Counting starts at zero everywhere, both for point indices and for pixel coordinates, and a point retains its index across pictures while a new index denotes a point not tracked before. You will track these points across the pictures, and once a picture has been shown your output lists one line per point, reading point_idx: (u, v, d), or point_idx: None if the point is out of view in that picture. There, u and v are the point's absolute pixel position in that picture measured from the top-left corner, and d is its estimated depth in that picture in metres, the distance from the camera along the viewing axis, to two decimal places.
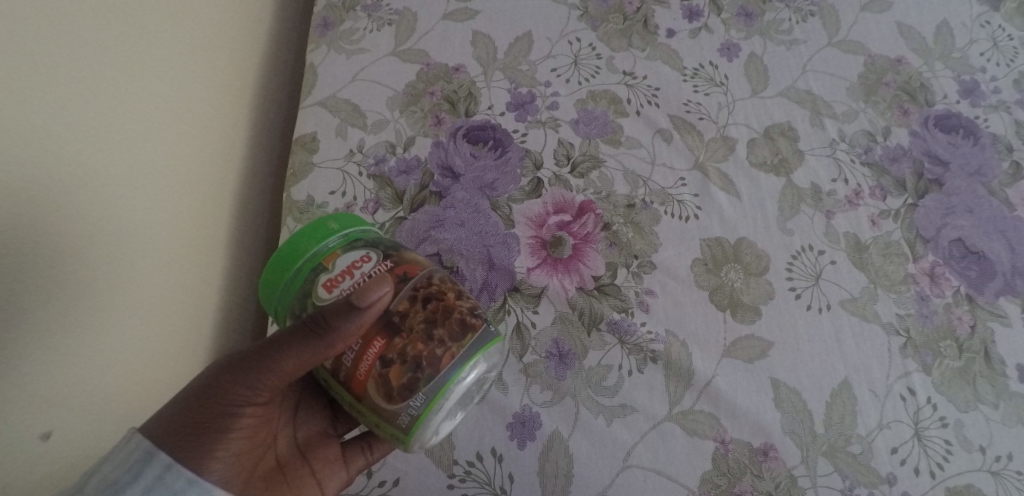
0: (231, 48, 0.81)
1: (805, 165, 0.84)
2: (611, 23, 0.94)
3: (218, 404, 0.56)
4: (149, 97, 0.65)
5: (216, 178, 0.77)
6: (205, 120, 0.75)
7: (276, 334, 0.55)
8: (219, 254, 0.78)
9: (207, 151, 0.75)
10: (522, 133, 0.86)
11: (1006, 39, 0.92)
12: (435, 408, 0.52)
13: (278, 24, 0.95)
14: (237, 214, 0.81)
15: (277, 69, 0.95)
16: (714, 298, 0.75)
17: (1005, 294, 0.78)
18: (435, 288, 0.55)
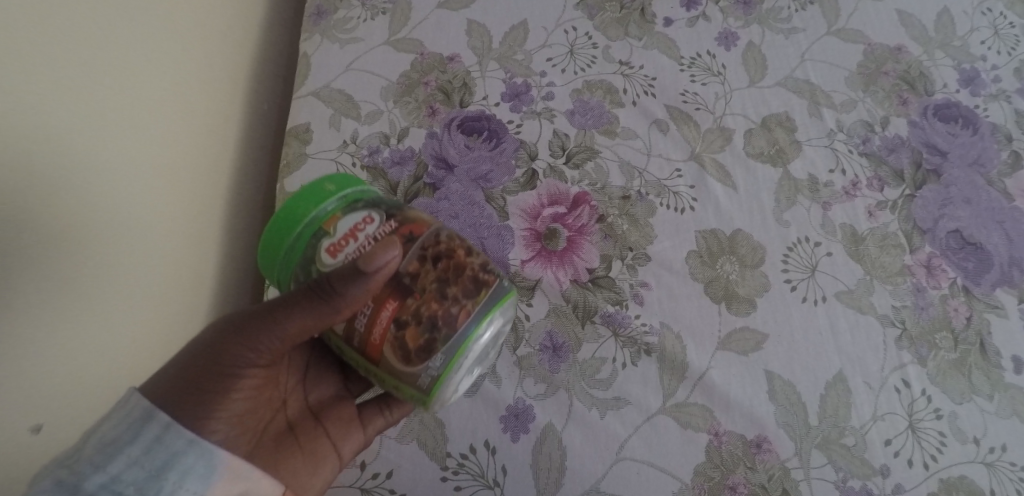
0: (225, 31, 0.81)
1: (803, 155, 0.84)
2: (607, 11, 0.93)
3: (219, 365, 0.55)
4: (148, 86, 0.67)
5: (214, 164, 0.78)
6: (200, 105, 0.75)
7: (280, 295, 0.55)
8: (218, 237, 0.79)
9: (205, 138, 0.76)
10: (516, 124, 0.86)
11: (1008, 27, 0.91)
12: (454, 367, 0.52)
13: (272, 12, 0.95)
14: (235, 196, 0.82)
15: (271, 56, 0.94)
16: (708, 290, 0.75)
17: (1001, 285, 0.77)
18: (443, 246, 0.54)
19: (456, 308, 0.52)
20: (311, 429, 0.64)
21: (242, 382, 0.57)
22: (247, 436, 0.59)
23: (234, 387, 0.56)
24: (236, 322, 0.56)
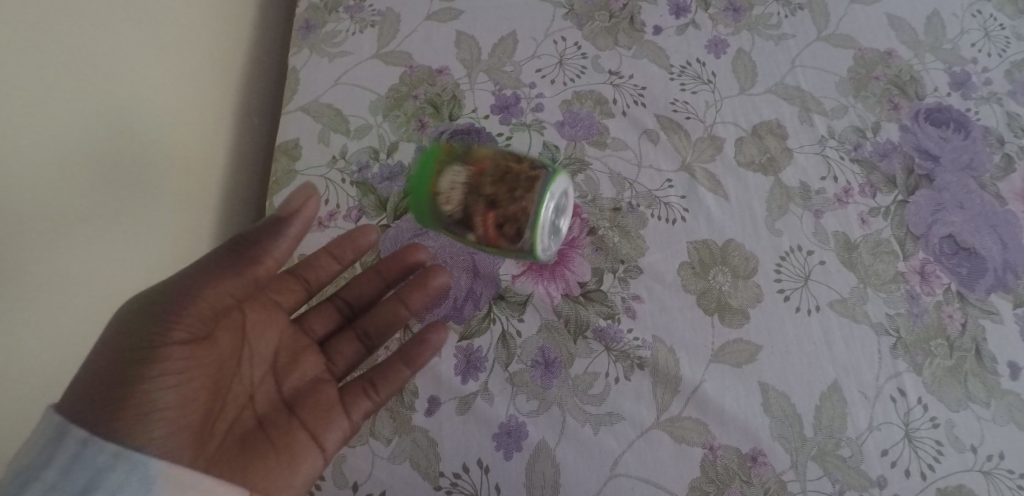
0: (202, 15, 0.81)
1: (794, 163, 0.83)
2: (596, 21, 0.93)
3: (145, 352, 0.56)
4: (104, 87, 0.69)
5: (186, 163, 0.80)
6: (174, 105, 0.77)
7: (190, 275, 0.60)
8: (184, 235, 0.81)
9: (177, 138, 0.78)
10: (506, 137, 0.86)
11: (998, 28, 0.90)
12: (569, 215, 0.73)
13: (265, 26, 0.95)
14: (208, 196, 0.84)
15: (265, 68, 0.95)
16: (701, 302, 0.74)
17: (997, 290, 0.77)
18: None
19: None
20: (284, 422, 0.63)
21: (174, 371, 0.57)
22: (195, 436, 0.59)
23: (160, 378, 0.57)
24: (157, 307, 0.58)
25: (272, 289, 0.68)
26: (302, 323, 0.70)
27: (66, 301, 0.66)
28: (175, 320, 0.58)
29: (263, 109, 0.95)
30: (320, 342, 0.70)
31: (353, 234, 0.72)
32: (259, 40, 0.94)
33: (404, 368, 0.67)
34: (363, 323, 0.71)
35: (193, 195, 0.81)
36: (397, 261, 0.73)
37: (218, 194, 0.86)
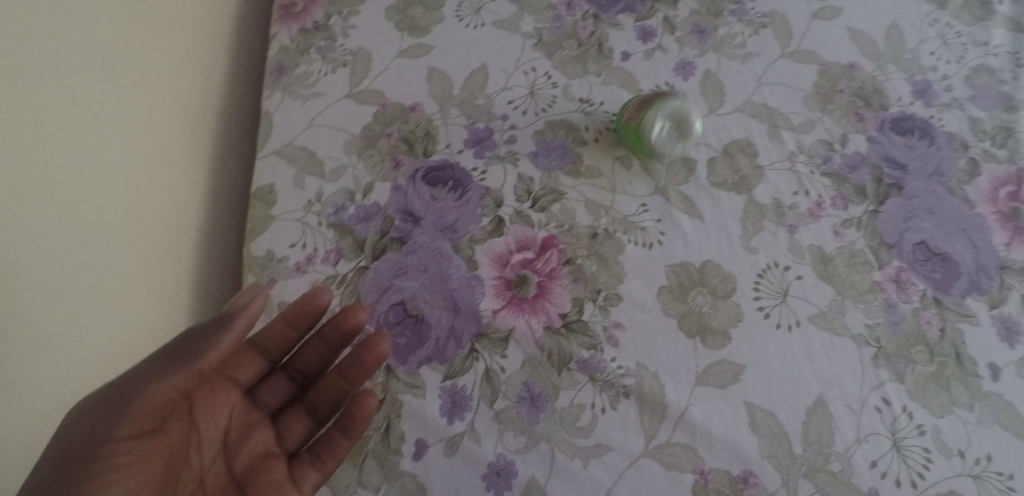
0: (199, 42, 0.86)
1: (766, 180, 0.84)
2: (565, 49, 0.93)
3: (88, 451, 0.57)
4: (122, 95, 0.72)
5: (180, 189, 0.81)
6: (172, 127, 0.80)
7: (135, 371, 0.60)
8: (175, 268, 0.81)
9: (173, 161, 0.80)
10: (481, 170, 0.86)
11: (955, 36, 0.92)
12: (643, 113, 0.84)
13: (235, 65, 0.94)
14: (197, 234, 0.84)
15: (240, 106, 0.95)
16: (682, 325, 0.75)
17: (971, 293, 0.78)
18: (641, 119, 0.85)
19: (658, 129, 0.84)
20: None
21: (119, 460, 0.57)
22: None
23: (106, 474, 0.56)
24: (98, 406, 0.58)
25: (227, 366, 0.66)
26: (253, 396, 0.68)
27: (59, 331, 0.66)
28: (118, 417, 0.58)
29: (229, 137, 0.92)
30: (272, 413, 0.69)
31: (303, 302, 0.68)
32: (233, 79, 0.93)
33: (345, 440, 0.67)
34: (312, 397, 0.69)
35: (181, 225, 0.82)
36: (336, 329, 0.69)
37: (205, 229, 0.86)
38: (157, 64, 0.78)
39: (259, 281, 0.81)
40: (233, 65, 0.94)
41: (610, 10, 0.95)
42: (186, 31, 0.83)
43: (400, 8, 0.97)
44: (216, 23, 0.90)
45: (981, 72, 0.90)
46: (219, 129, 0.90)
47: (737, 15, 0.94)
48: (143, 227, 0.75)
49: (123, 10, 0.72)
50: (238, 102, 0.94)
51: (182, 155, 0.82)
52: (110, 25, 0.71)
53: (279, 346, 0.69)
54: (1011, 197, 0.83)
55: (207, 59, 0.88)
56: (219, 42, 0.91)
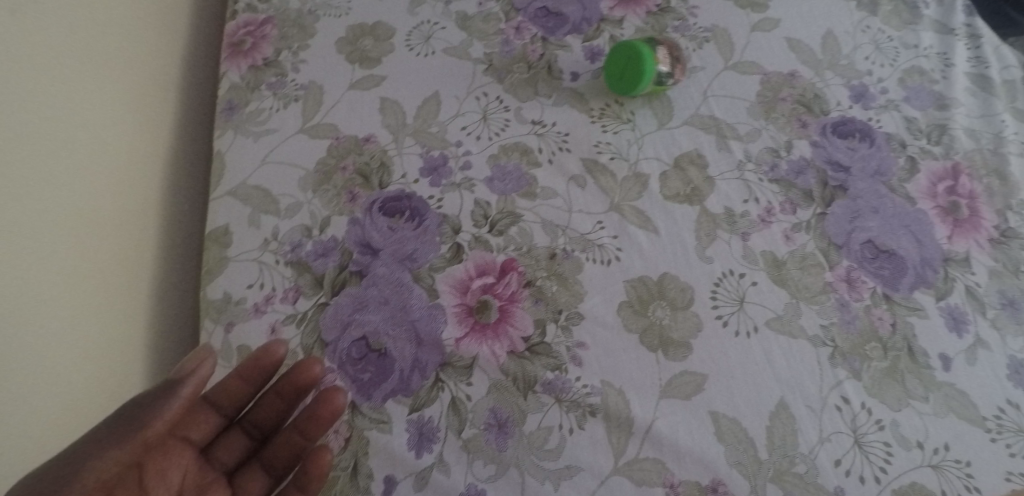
0: (153, 64, 0.87)
1: (717, 190, 0.86)
2: (516, 73, 0.94)
3: None
4: (77, 109, 0.74)
5: (135, 215, 0.81)
6: (127, 147, 0.81)
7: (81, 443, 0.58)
8: (135, 296, 0.80)
9: (128, 184, 0.80)
10: (437, 198, 0.86)
11: (887, 40, 0.96)
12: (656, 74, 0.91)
13: (185, 92, 0.93)
14: (154, 263, 0.83)
15: (192, 132, 0.94)
16: (643, 339, 0.76)
17: (918, 287, 0.80)
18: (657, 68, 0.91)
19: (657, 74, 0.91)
20: None
21: None
22: None
23: None
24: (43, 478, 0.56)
25: (183, 427, 0.68)
26: (210, 455, 0.70)
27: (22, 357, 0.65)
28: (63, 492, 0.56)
29: (180, 177, 0.90)
30: (229, 472, 0.70)
31: (257, 357, 0.69)
32: (184, 105, 0.93)
33: None
34: (268, 454, 0.71)
35: (139, 253, 0.81)
36: (289, 385, 0.70)
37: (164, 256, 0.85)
38: (111, 83, 0.79)
39: (217, 325, 0.80)
40: (181, 103, 0.93)
41: (557, 33, 0.97)
42: (141, 52, 0.85)
43: (350, 40, 0.96)
44: (158, 62, 0.89)
45: (912, 73, 0.94)
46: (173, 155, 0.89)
47: (681, 31, 0.96)
48: (91, 261, 0.74)
49: (77, 29, 0.74)
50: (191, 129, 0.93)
51: (134, 184, 0.82)
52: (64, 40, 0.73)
53: (235, 401, 0.70)
54: (949, 191, 0.86)
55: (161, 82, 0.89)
56: (172, 67, 0.92)
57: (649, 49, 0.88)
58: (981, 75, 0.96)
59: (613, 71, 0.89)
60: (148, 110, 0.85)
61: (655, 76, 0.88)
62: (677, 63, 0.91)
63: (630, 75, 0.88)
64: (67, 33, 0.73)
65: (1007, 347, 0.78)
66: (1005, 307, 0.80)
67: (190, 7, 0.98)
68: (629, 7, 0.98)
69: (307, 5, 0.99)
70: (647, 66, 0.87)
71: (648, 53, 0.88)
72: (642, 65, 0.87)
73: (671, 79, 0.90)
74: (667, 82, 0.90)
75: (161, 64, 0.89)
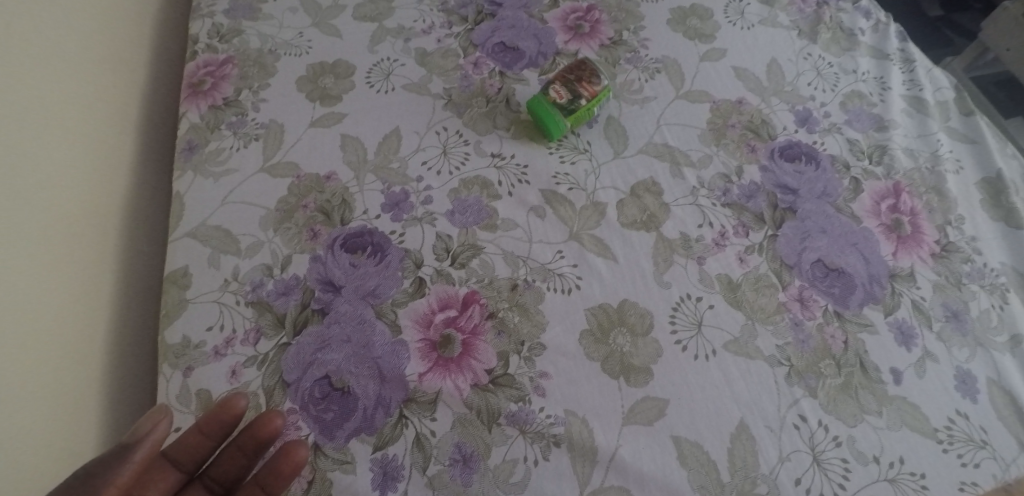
0: (112, 93, 0.88)
1: (672, 216, 0.88)
2: (474, 107, 0.96)
3: None
4: (34, 140, 0.75)
5: (95, 243, 0.81)
6: (86, 176, 0.81)
7: None
8: (96, 327, 0.79)
9: (87, 213, 0.81)
10: (399, 233, 0.86)
11: (827, 66, 1.00)
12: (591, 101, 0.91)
13: (144, 124, 0.94)
14: (116, 294, 0.83)
15: (151, 164, 0.94)
16: (605, 366, 0.78)
17: (868, 304, 0.83)
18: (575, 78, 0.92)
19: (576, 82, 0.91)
20: None
21: None
22: None
23: None
24: None
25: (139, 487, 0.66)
26: None
27: None
28: None
29: (138, 222, 0.89)
30: None
31: (215, 413, 0.68)
32: (143, 137, 0.93)
33: None
34: None
35: (99, 283, 0.81)
36: (251, 440, 0.70)
37: (124, 285, 0.85)
38: (69, 113, 0.80)
39: (175, 370, 0.79)
40: (139, 143, 0.93)
41: (514, 67, 0.99)
42: (100, 81, 0.86)
43: (310, 78, 0.97)
44: (117, 91, 0.89)
45: (853, 97, 0.98)
46: (132, 183, 0.89)
47: (632, 63, 0.99)
48: (53, 291, 0.74)
49: (33, 61, 0.75)
50: (150, 163, 0.94)
51: (93, 212, 0.82)
52: (20, 72, 0.73)
53: (193, 457, 0.70)
54: (892, 209, 0.90)
55: (120, 110, 0.89)
56: (132, 95, 0.92)
57: (545, 91, 0.92)
58: (917, 97, 1.00)
59: (531, 123, 0.94)
60: (102, 157, 0.85)
61: (558, 108, 0.90)
62: (581, 81, 0.91)
63: (539, 122, 0.92)
64: (24, 65, 0.74)
65: (953, 359, 0.81)
66: (950, 320, 0.83)
67: (148, 50, 0.98)
68: (583, 41, 1.01)
69: (267, 45, 1.00)
70: (544, 108, 0.91)
71: (542, 98, 0.91)
72: (538, 112, 0.90)
73: (580, 98, 0.90)
74: (577, 103, 0.90)
75: (117, 110, 0.89)
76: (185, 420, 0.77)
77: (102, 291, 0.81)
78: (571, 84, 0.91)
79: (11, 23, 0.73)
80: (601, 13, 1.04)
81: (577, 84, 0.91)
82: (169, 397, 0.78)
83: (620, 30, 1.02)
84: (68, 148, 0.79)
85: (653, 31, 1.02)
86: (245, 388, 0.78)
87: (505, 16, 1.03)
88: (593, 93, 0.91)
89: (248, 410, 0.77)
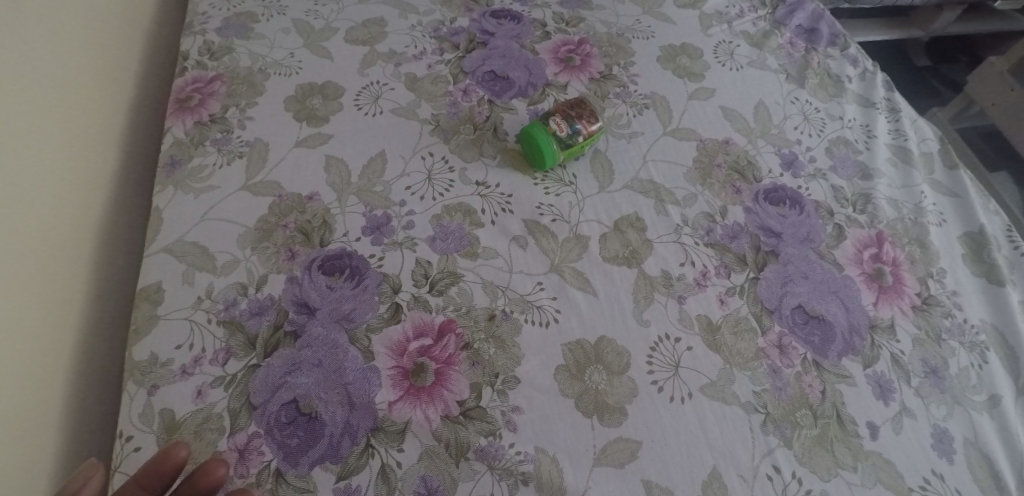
0: (101, 98, 0.89)
1: (654, 253, 0.87)
2: (461, 134, 0.95)
3: None
4: (25, 141, 0.75)
5: (74, 246, 0.81)
6: (71, 178, 0.82)
7: None
8: (71, 329, 0.79)
9: (70, 215, 0.81)
10: (378, 256, 0.85)
11: (814, 112, 1.01)
12: (590, 141, 0.92)
13: (128, 133, 0.94)
14: (90, 299, 0.82)
15: (132, 172, 0.94)
16: (579, 404, 0.77)
17: (847, 354, 0.83)
18: (575, 113, 0.92)
19: (576, 117, 0.91)
20: None
21: None
22: None
23: None
24: None
25: None
26: None
27: None
28: None
29: (115, 232, 0.88)
30: None
31: (156, 466, 0.68)
32: (126, 145, 0.93)
33: None
34: None
35: (76, 286, 0.81)
36: (191, 492, 0.68)
37: (98, 290, 0.84)
38: (59, 116, 0.80)
39: (140, 387, 0.77)
40: (124, 149, 0.92)
41: (503, 96, 0.99)
42: (90, 85, 0.87)
43: (299, 98, 0.96)
44: (106, 96, 0.90)
45: (838, 143, 0.99)
46: (113, 189, 0.89)
47: (622, 97, 1.00)
48: (34, 291, 0.74)
49: (28, 63, 0.76)
50: (131, 171, 0.93)
51: (74, 214, 0.82)
52: (14, 74, 0.74)
53: None
54: (874, 258, 0.90)
55: (107, 115, 0.90)
56: (119, 101, 0.93)
57: (544, 121, 0.91)
58: (901, 147, 1.01)
59: (524, 149, 0.92)
60: (85, 175, 0.84)
61: (558, 139, 0.90)
62: (581, 118, 0.91)
63: (536, 150, 0.90)
64: (18, 66, 0.75)
65: (930, 416, 0.81)
66: (928, 376, 0.83)
67: (137, 67, 0.98)
68: (573, 73, 1.02)
69: (257, 63, 0.99)
70: (545, 137, 0.89)
71: (542, 126, 0.90)
72: (538, 138, 0.89)
73: (578, 135, 0.91)
74: (575, 138, 0.91)
75: (103, 129, 0.89)
76: (147, 440, 0.75)
77: (74, 310, 0.80)
78: (572, 120, 0.91)
79: (10, 26, 0.74)
80: (592, 46, 1.05)
81: (578, 119, 0.91)
82: (131, 416, 0.76)
83: (610, 65, 1.03)
84: (55, 149, 0.79)
85: (642, 67, 1.03)
86: (210, 409, 0.76)
87: (496, 45, 1.04)
88: (593, 131, 0.92)
89: (212, 432, 0.75)
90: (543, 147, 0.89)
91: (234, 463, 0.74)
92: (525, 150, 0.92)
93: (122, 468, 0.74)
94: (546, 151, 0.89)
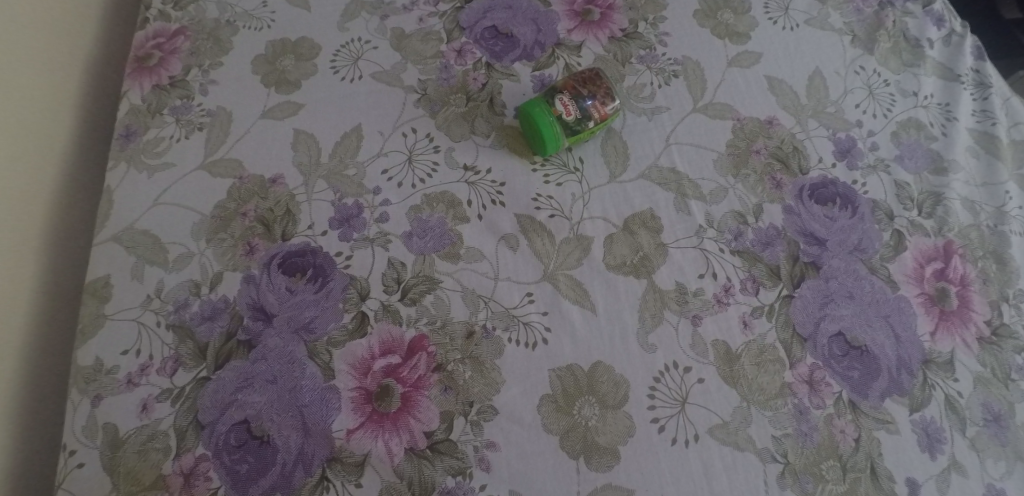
0: (50, 61, 0.79)
1: (669, 261, 0.74)
2: (452, 105, 0.81)
3: None
4: None
5: (20, 234, 0.73)
6: (17, 158, 0.73)
7: None
8: (19, 325, 0.73)
9: (15, 199, 0.73)
10: (346, 255, 0.74)
11: (882, 85, 0.83)
12: (603, 125, 0.77)
13: (84, 97, 0.84)
14: (39, 289, 0.75)
15: (90, 141, 0.84)
16: (565, 442, 0.67)
17: (891, 394, 0.70)
18: (589, 89, 0.76)
19: (590, 94, 0.76)
20: None
21: None
22: None
23: None
24: None
25: None
26: None
27: None
28: None
29: (69, 212, 0.80)
30: None
31: None
32: (82, 110, 0.83)
33: None
34: None
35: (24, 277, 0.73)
36: None
37: (49, 277, 0.76)
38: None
39: (84, 397, 0.70)
40: (79, 115, 0.83)
41: (504, 58, 0.84)
42: (35, 47, 0.76)
43: (269, 59, 0.84)
44: (55, 57, 0.79)
45: (907, 127, 0.81)
46: (66, 164, 0.80)
47: (647, 62, 0.83)
48: None
49: None
50: (89, 140, 0.84)
51: (21, 198, 0.74)
52: None
53: None
54: (938, 275, 0.75)
55: (58, 80, 0.80)
56: (73, 60, 0.82)
57: (549, 98, 0.76)
58: (987, 134, 0.83)
59: (523, 128, 0.78)
60: (28, 162, 0.75)
61: (562, 123, 0.75)
62: (594, 97, 0.76)
63: (535, 132, 0.76)
64: None
65: (985, 474, 0.69)
66: (988, 425, 0.70)
67: (98, 17, 0.87)
68: (590, 30, 0.85)
69: (225, 14, 0.87)
70: (546, 121, 0.75)
71: (545, 105, 0.76)
72: (537, 120, 0.75)
73: (589, 118, 0.76)
74: (584, 123, 0.76)
75: (53, 98, 0.79)
76: (90, 456, 0.68)
77: (17, 314, 0.72)
78: (584, 98, 0.76)
79: None
80: None
81: (590, 98, 0.76)
82: (74, 429, 0.69)
83: (636, 20, 0.85)
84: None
85: (675, 24, 0.85)
86: (156, 426, 0.69)
87: None
88: (606, 114, 0.76)
89: (157, 452, 0.68)
90: (543, 131, 0.75)
91: (180, 488, 0.67)
92: (524, 130, 0.78)
93: (65, 486, 0.67)
94: (547, 134, 0.75)
